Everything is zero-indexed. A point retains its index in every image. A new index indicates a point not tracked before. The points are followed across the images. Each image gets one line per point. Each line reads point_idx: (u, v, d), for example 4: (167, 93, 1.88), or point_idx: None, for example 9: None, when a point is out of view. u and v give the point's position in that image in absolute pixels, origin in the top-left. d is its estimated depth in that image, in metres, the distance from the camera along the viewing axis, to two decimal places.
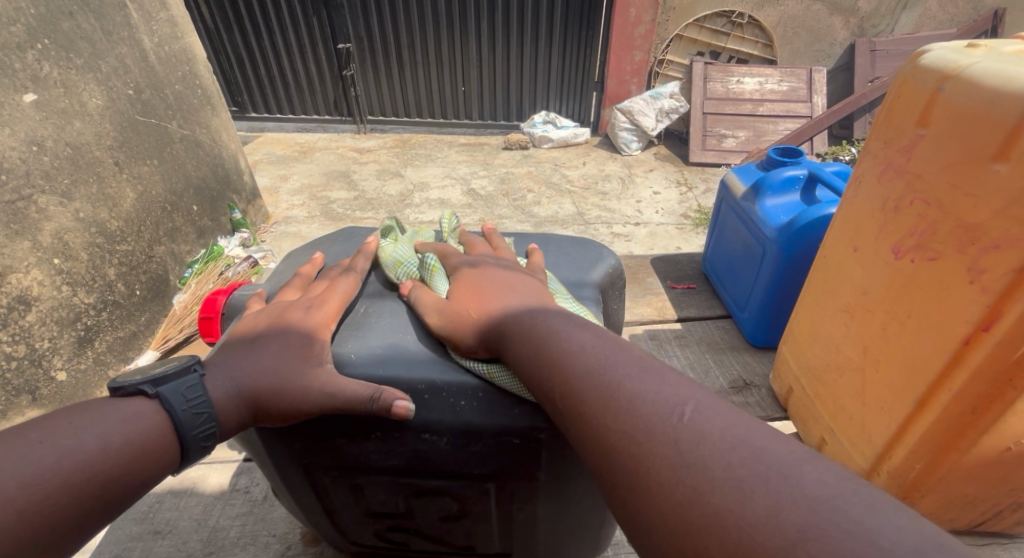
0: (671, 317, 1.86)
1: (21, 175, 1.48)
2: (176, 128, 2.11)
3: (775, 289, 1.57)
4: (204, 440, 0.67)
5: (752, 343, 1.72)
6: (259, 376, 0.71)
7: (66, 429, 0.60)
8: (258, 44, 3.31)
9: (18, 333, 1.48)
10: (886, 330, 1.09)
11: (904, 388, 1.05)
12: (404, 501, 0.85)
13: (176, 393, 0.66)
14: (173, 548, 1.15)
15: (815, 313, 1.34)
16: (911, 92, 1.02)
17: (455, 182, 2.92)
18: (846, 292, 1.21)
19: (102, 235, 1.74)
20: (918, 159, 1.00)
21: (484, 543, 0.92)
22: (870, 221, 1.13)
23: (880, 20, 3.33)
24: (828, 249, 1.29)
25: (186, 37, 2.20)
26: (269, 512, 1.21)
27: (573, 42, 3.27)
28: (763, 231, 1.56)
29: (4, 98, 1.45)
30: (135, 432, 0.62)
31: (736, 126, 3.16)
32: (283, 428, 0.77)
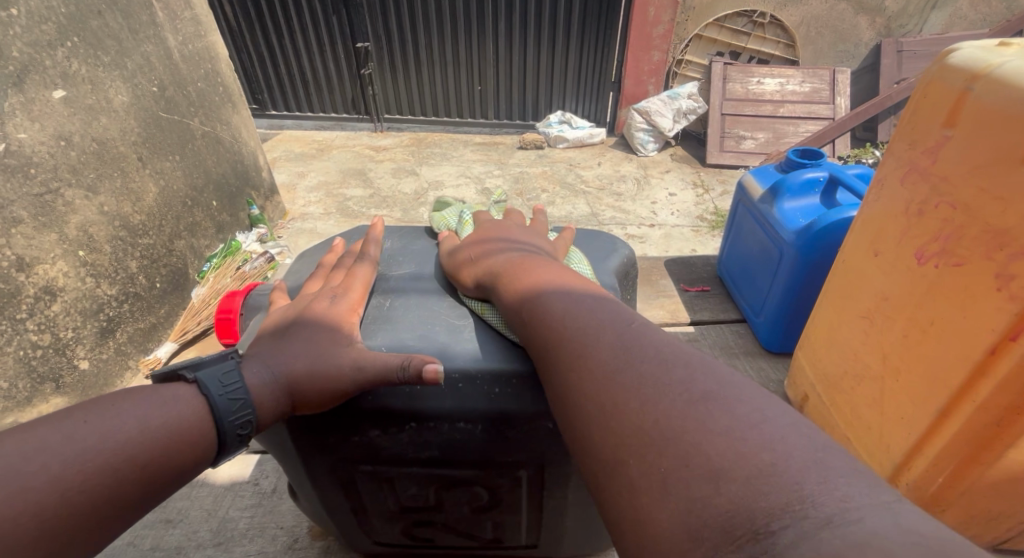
0: (684, 320, 1.83)
1: (49, 169, 1.53)
2: (198, 125, 2.16)
3: (793, 293, 1.54)
4: (242, 428, 0.67)
5: (768, 347, 1.68)
6: (294, 361, 0.73)
7: (107, 410, 0.61)
8: (278, 43, 3.35)
9: (44, 322, 1.53)
10: (907, 338, 1.06)
11: (925, 397, 1.02)
12: (435, 494, 0.87)
13: (213, 379, 0.67)
14: (184, 537, 1.18)
15: (833, 319, 1.30)
16: (938, 92, 0.99)
17: (469, 181, 2.93)
18: (865, 297, 1.19)
19: (125, 229, 1.79)
20: (944, 162, 0.97)
21: (511, 533, 0.96)
22: (892, 225, 1.10)
23: (908, 20, 3.24)
24: (847, 255, 1.26)
25: (209, 36, 2.25)
26: (277, 505, 1.22)
27: (591, 42, 3.25)
28: (780, 233, 1.53)
29: (33, 94, 1.50)
30: (173, 416, 0.63)
31: (755, 127, 3.11)
32: (318, 424, 0.78)
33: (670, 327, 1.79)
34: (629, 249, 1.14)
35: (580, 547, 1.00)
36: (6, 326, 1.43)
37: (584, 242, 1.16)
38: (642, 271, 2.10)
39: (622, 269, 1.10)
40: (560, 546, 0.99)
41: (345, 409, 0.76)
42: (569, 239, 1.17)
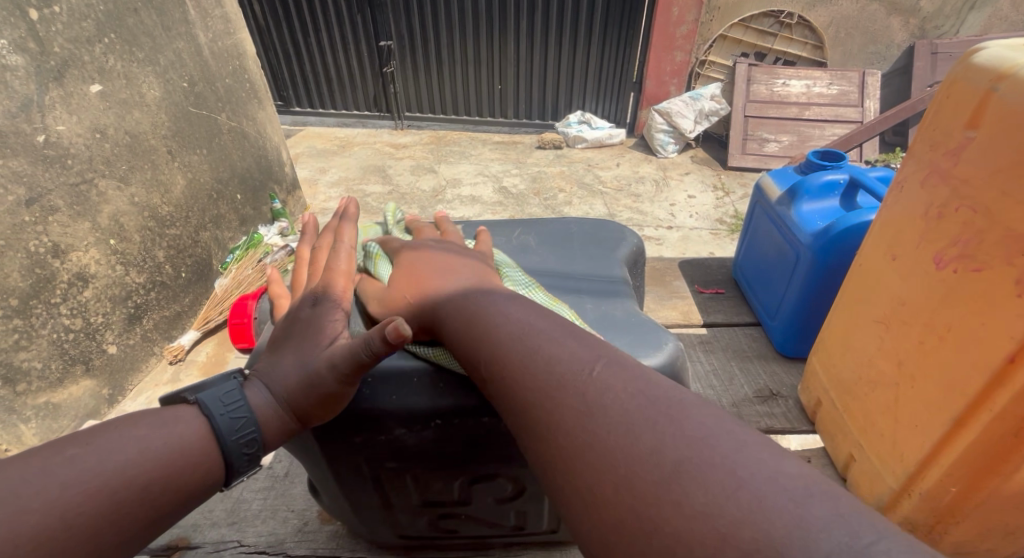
0: (697, 322, 1.81)
1: (85, 160, 1.60)
2: (225, 120, 2.22)
3: (809, 297, 1.50)
4: (245, 446, 0.69)
5: (782, 352, 1.65)
6: (287, 374, 0.73)
7: (110, 433, 0.62)
8: (304, 41, 3.42)
9: (76, 307, 1.59)
10: (923, 344, 1.03)
11: (941, 405, 0.98)
12: (460, 489, 0.89)
13: (214, 399, 0.69)
14: (199, 515, 1.15)
15: (848, 323, 1.27)
16: (961, 92, 0.96)
17: (486, 179, 2.94)
18: (881, 302, 1.15)
19: (153, 219, 1.85)
20: (965, 164, 0.94)
21: (532, 521, 0.98)
22: (910, 228, 1.07)
23: (944, 21, 3.13)
24: (863, 256, 1.23)
25: (238, 33, 2.31)
26: (290, 489, 1.19)
27: (613, 42, 3.23)
28: (797, 235, 1.50)
29: (72, 88, 1.57)
30: (175, 436, 0.65)
31: (780, 130, 3.05)
32: (345, 425, 0.79)
33: (682, 330, 1.77)
34: (637, 237, 1.18)
35: None
36: (41, 311, 1.50)
37: (594, 231, 1.18)
38: (656, 272, 2.07)
39: (631, 257, 1.15)
40: None
41: (372, 408, 0.78)
42: (581, 229, 1.19)
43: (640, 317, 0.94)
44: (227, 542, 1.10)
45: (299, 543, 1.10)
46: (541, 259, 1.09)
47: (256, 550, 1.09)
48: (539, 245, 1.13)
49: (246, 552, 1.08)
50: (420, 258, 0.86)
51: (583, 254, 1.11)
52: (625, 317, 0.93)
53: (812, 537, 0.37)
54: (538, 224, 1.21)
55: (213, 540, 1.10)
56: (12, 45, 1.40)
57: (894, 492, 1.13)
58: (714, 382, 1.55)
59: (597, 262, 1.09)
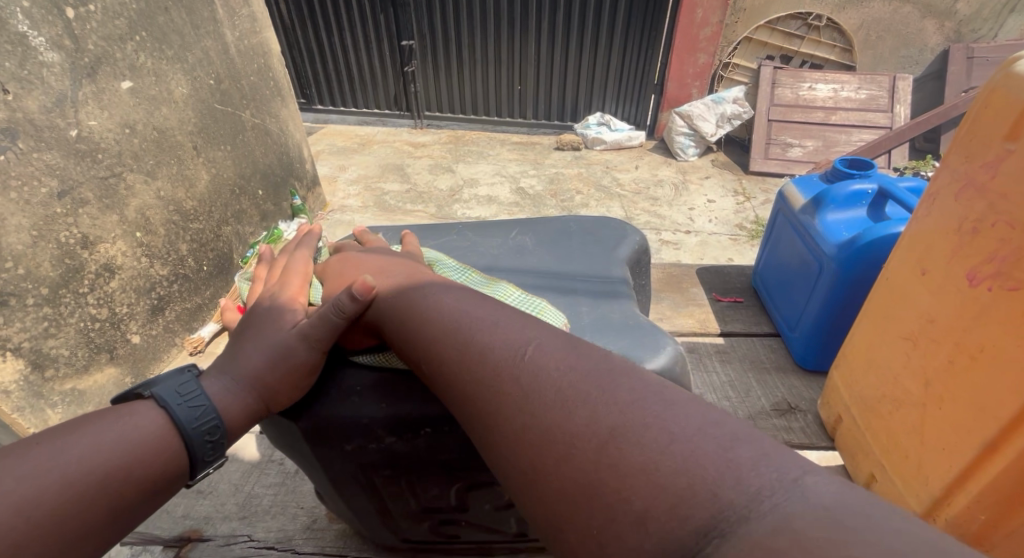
0: (714, 331, 1.76)
1: (115, 155, 1.65)
2: (249, 117, 2.26)
3: (830, 309, 1.46)
4: (208, 433, 0.65)
5: (801, 365, 1.61)
6: (252, 360, 0.73)
7: (57, 438, 0.58)
8: (328, 39, 3.47)
9: (103, 297, 1.65)
10: (953, 363, 0.99)
11: (971, 427, 0.94)
12: (457, 495, 0.89)
13: (169, 391, 0.65)
14: (212, 508, 1.16)
15: (873, 338, 1.23)
16: (1001, 103, 0.92)
17: (504, 180, 2.94)
18: (910, 318, 1.12)
19: (178, 214, 1.90)
20: (1002, 177, 0.91)
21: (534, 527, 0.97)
22: (943, 242, 1.04)
23: (981, 24, 3.03)
24: (892, 270, 1.19)
25: (263, 32, 2.36)
26: (299, 486, 1.19)
27: (636, 43, 3.20)
28: (820, 246, 1.46)
29: (104, 84, 1.61)
30: (131, 431, 0.61)
31: (805, 135, 2.99)
32: (336, 434, 0.77)
33: (698, 338, 1.73)
34: (640, 234, 1.17)
35: None
36: (70, 300, 1.55)
37: (595, 231, 1.17)
38: (673, 279, 2.05)
39: (635, 257, 1.14)
40: None
41: (359, 417, 0.76)
42: (582, 228, 1.18)
43: (638, 320, 0.93)
44: (238, 536, 1.10)
45: (307, 540, 1.09)
46: (541, 260, 1.09)
47: (266, 546, 1.08)
48: (536, 246, 1.13)
49: (256, 547, 1.08)
50: (357, 258, 0.90)
51: (583, 254, 1.10)
52: (620, 320, 0.92)
53: (742, 472, 0.41)
54: (541, 225, 1.20)
55: (224, 534, 1.11)
56: (49, 42, 1.45)
57: (918, 516, 1.07)
58: (730, 394, 1.51)
59: (598, 263, 1.08)
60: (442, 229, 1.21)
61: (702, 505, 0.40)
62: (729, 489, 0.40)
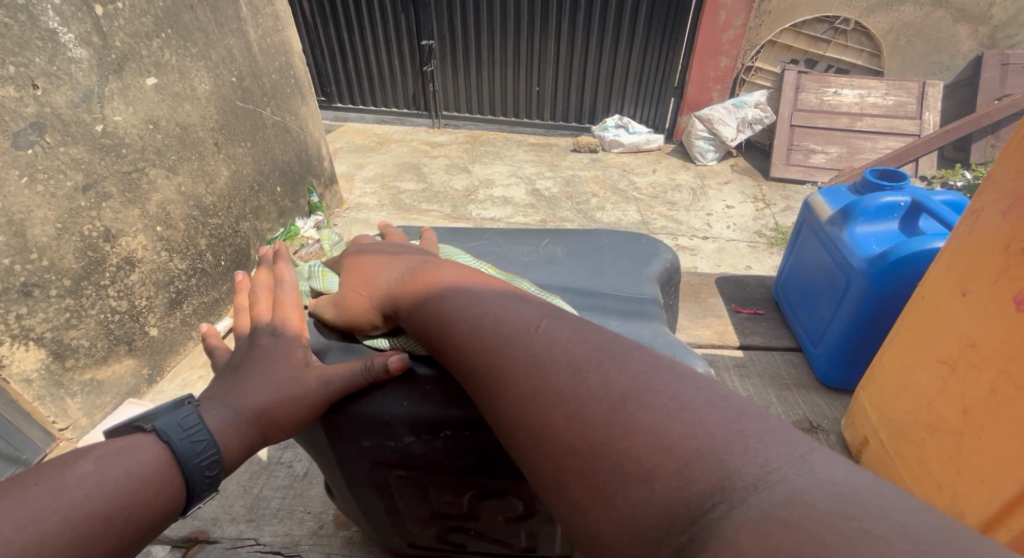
0: (732, 343, 1.73)
1: (138, 150, 1.68)
2: (269, 115, 2.29)
3: (858, 325, 1.42)
4: (208, 468, 0.67)
5: (824, 381, 1.56)
6: (257, 393, 0.74)
7: (61, 476, 0.60)
8: (349, 38, 3.49)
9: (123, 290, 1.68)
10: (994, 393, 0.91)
11: (1012, 462, 0.86)
12: (469, 502, 0.85)
13: (171, 425, 0.67)
14: (220, 510, 1.17)
15: (905, 358, 1.16)
16: None
17: (519, 181, 2.93)
18: (945, 340, 1.05)
19: (198, 209, 1.93)
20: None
21: (545, 543, 0.92)
22: (986, 261, 0.97)
23: (1018, 30, 2.94)
24: (927, 289, 1.12)
25: (286, 31, 2.38)
26: (307, 489, 1.19)
27: (656, 45, 3.16)
28: (848, 260, 1.42)
29: (129, 81, 1.64)
30: (133, 467, 0.63)
31: (828, 141, 2.92)
32: (354, 429, 0.76)
33: (715, 350, 1.70)
34: (672, 253, 1.15)
35: None
36: (91, 292, 1.58)
37: (629, 246, 1.15)
38: (690, 288, 2.01)
39: (666, 276, 1.11)
40: None
41: (380, 415, 0.75)
42: (614, 242, 1.16)
43: (669, 339, 0.89)
44: (244, 539, 1.11)
45: (313, 546, 1.09)
46: (569, 271, 1.08)
47: (272, 551, 1.09)
48: (566, 257, 1.12)
49: (262, 552, 1.09)
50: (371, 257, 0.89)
51: (614, 270, 1.08)
52: (652, 336, 0.90)
53: (748, 443, 0.40)
54: (573, 237, 1.18)
55: (231, 536, 1.12)
56: (77, 39, 1.48)
57: None
58: None
59: (626, 278, 1.06)
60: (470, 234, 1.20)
61: (708, 469, 0.39)
62: (736, 460, 0.39)
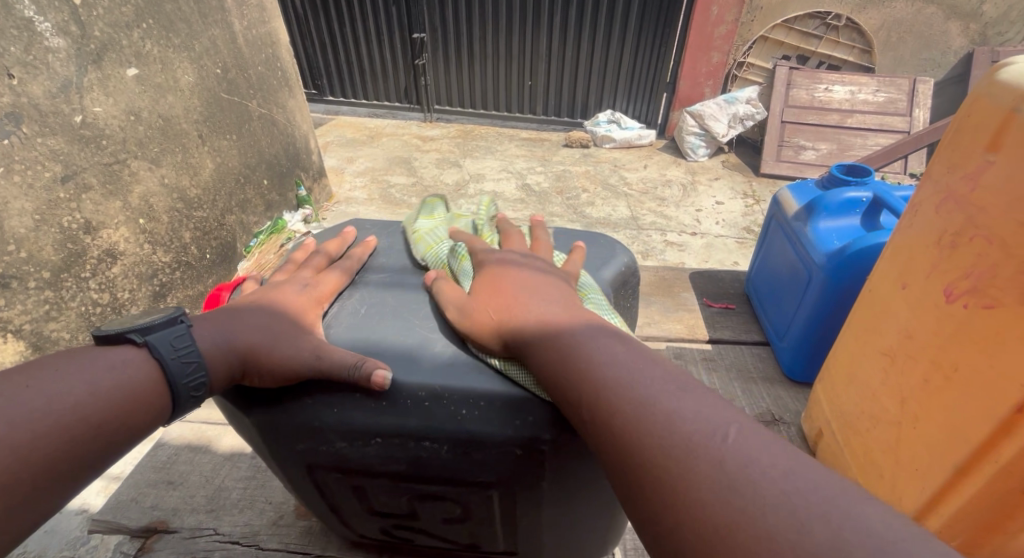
0: (701, 338, 1.68)
1: (119, 141, 1.65)
2: (255, 107, 2.26)
3: (820, 319, 1.40)
4: (196, 391, 0.65)
5: (790, 375, 1.53)
6: (251, 333, 0.70)
7: (49, 378, 0.58)
8: (340, 30, 3.46)
9: (105, 283, 1.65)
10: (928, 383, 0.89)
11: (942, 450, 0.86)
12: (407, 502, 0.78)
13: (164, 342, 0.65)
14: (181, 500, 1.08)
15: (854, 351, 1.10)
16: (983, 109, 0.82)
17: (511, 176, 2.92)
18: (887, 334, 1.00)
19: (181, 201, 1.91)
20: (983, 191, 0.79)
21: (488, 543, 0.85)
22: (923, 255, 0.92)
23: (1008, 27, 2.94)
24: (874, 283, 1.06)
25: (272, 22, 2.36)
26: (269, 480, 1.10)
27: (648, 40, 3.15)
28: (811, 254, 1.40)
29: (109, 71, 1.61)
30: (122, 379, 0.61)
31: (818, 137, 2.92)
32: (286, 431, 0.71)
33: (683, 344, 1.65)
34: (629, 255, 1.00)
35: None
36: (72, 285, 1.55)
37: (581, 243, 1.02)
38: (663, 282, 1.95)
39: (620, 278, 0.97)
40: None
41: (309, 420, 0.69)
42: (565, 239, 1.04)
43: None
44: (204, 529, 1.02)
45: (273, 536, 1.01)
46: None
47: (230, 540, 1.01)
48: None
49: (220, 542, 1.00)
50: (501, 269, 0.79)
51: None
52: None
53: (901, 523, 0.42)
54: None
55: (191, 526, 1.03)
56: (55, 28, 1.45)
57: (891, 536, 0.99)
58: None
59: None
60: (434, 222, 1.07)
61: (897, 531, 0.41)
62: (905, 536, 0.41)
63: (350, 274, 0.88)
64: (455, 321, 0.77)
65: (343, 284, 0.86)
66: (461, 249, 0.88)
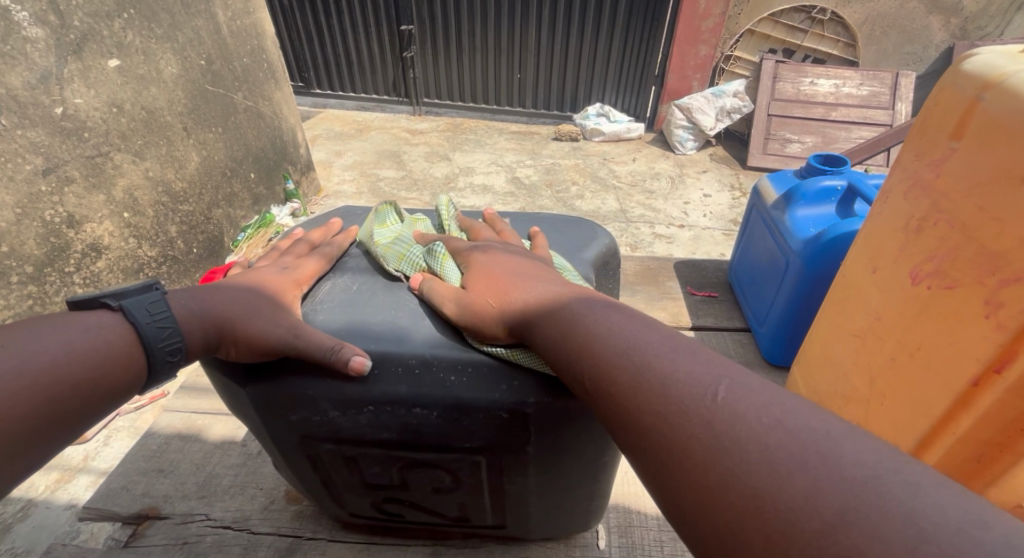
0: (687, 324, 1.68)
1: (101, 133, 1.63)
2: (241, 99, 2.24)
3: (797, 306, 1.41)
4: (173, 355, 0.65)
5: (768, 360, 1.54)
6: (228, 306, 0.71)
7: (22, 343, 0.57)
8: (328, 22, 3.42)
9: (90, 278, 1.64)
10: (894, 361, 0.91)
11: (906, 425, 0.88)
12: (398, 473, 0.79)
13: (138, 307, 0.65)
14: (171, 488, 1.07)
15: (826, 335, 1.11)
16: (947, 99, 0.84)
17: (500, 169, 2.92)
18: (857, 316, 1.01)
19: (167, 195, 1.89)
20: (947, 177, 0.81)
21: (479, 513, 0.86)
22: (889, 240, 0.93)
23: (988, 22, 2.99)
24: (847, 268, 1.07)
25: (257, 13, 2.33)
26: (260, 467, 1.09)
27: (636, 33, 3.16)
28: (788, 242, 1.42)
29: (90, 62, 1.59)
30: (99, 340, 0.61)
31: (804, 130, 2.96)
32: (277, 401, 0.71)
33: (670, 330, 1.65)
34: (611, 237, 1.00)
35: (547, 531, 0.91)
36: (55, 279, 1.53)
37: (566, 228, 1.02)
38: (649, 271, 1.94)
39: (602, 259, 0.96)
40: (530, 527, 0.89)
41: (302, 390, 0.70)
42: (551, 223, 1.04)
43: None
44: (195, 515, 1.02)
45: (263, 521, 1.00)
46: None
47: (221, 525, 1.00)
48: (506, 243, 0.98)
49: (212, 527, 0.99)
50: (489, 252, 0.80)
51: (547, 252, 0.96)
52: None
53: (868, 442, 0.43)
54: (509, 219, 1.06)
55: (182, 512, 1.02)
56: (33, 18, 1.42)
57: None
58: None
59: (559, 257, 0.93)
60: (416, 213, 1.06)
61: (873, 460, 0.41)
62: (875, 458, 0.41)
63: (329, 262, 0.87)
64: (427, 307, 0.77)
65: (321, 270, 0.85)
66: (440, 248, 0.82)
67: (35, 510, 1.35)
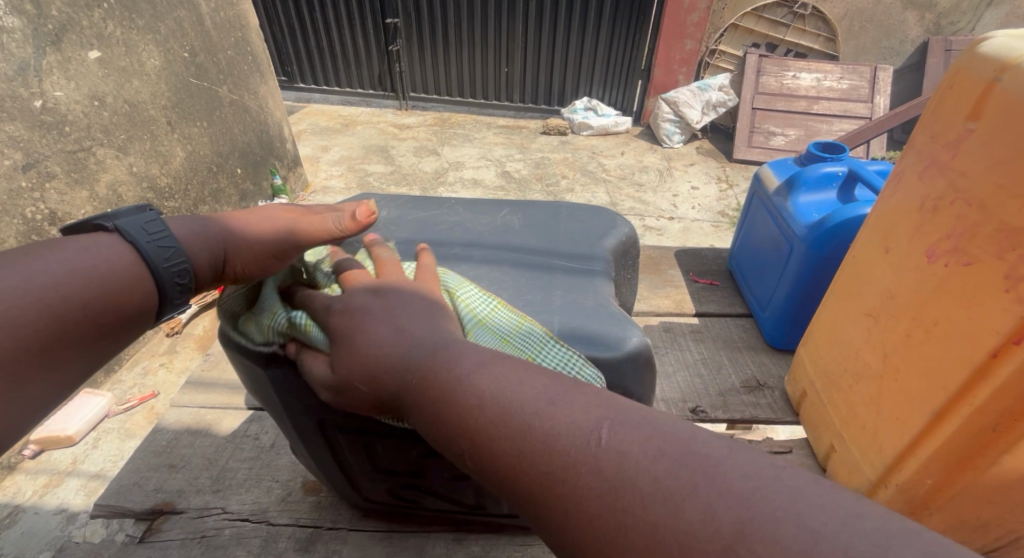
0: (689, 311, 1.71)
1: (83, 128, 1.58)
2: (226, 93, 2.20)
3: (800, 289, 1.45)
4: (177, 271, 0.69)
5: (771, 344, 1.57)
6: (224, 223, 0.80)
7: (30, 259, 0.61)
8: (311, 14, 3.37)
9: None
10: (910, 338, 0.94)
11: (921, 398, 0.90)
12: (415, 459, 0.79)
13: (134, 226, 0.69)
14: (184, 483, 1.05)
15: (838, 315, 1.16)
16: (964, 82, 0.87)
17: (489, 163, 2.92)
18: (870, 294, 1.05)
19: (152, 191, 1.85)
20: (965, 158, 0.85)
21: (494, 502, 0.86)
22: (904, 220, 0.98)
23: (960, 17, 3.09)
24: (858, 250, 1.11)
25: (240, 5, 2.29)
26: (275, 460, 1.09)
27: (622, 27, 3.19)
28: (792, 227, 1.46)
29: (70, 54, 1.54)
30: (99, 259, 0.64)
31: (787, 124, 3.02)
32: (298, 384, 0.71)
33: (671, 317, 1.67)
34: (630, 225, 1.02)
35: None
36: None
37: (584, 218, 1.04)
38: (648, 260, 1.97)
39: (621, 249, 1.00)
40: None
41: None
42: (570, 212, 1.06)
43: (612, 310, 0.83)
44: (211, 509, 1.00)
45: (282, 512, 0.99)
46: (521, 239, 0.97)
47: (239, 518, 0.99)
48: (523, 227, 1.00)
49: (230, 520, 0.98)
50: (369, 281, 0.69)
51: (565, 239, 0.98)
52: (595, 305, 0.83)
53: None
54: (527, 205, 1.07)
55: (198, 507, 1.01)
56: (9, 7, 1.38)
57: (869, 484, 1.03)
58: (701, 372, 1.44)
59: (578, 244, 0.96)
60: (431, 201, 1.07)
61: None
62: None
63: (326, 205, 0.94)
64: None
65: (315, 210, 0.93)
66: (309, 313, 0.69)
67: (23, 516, 1.32)
